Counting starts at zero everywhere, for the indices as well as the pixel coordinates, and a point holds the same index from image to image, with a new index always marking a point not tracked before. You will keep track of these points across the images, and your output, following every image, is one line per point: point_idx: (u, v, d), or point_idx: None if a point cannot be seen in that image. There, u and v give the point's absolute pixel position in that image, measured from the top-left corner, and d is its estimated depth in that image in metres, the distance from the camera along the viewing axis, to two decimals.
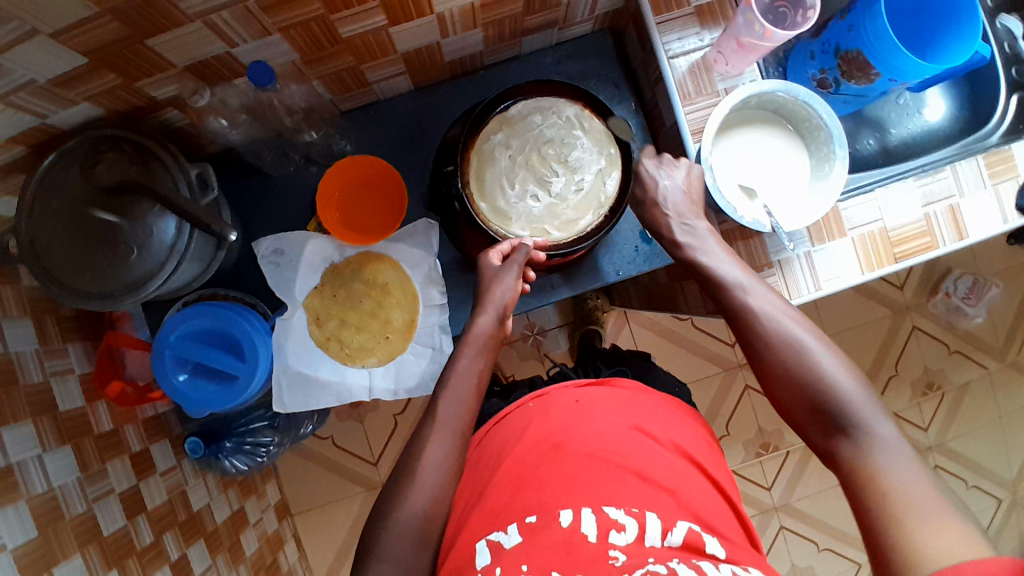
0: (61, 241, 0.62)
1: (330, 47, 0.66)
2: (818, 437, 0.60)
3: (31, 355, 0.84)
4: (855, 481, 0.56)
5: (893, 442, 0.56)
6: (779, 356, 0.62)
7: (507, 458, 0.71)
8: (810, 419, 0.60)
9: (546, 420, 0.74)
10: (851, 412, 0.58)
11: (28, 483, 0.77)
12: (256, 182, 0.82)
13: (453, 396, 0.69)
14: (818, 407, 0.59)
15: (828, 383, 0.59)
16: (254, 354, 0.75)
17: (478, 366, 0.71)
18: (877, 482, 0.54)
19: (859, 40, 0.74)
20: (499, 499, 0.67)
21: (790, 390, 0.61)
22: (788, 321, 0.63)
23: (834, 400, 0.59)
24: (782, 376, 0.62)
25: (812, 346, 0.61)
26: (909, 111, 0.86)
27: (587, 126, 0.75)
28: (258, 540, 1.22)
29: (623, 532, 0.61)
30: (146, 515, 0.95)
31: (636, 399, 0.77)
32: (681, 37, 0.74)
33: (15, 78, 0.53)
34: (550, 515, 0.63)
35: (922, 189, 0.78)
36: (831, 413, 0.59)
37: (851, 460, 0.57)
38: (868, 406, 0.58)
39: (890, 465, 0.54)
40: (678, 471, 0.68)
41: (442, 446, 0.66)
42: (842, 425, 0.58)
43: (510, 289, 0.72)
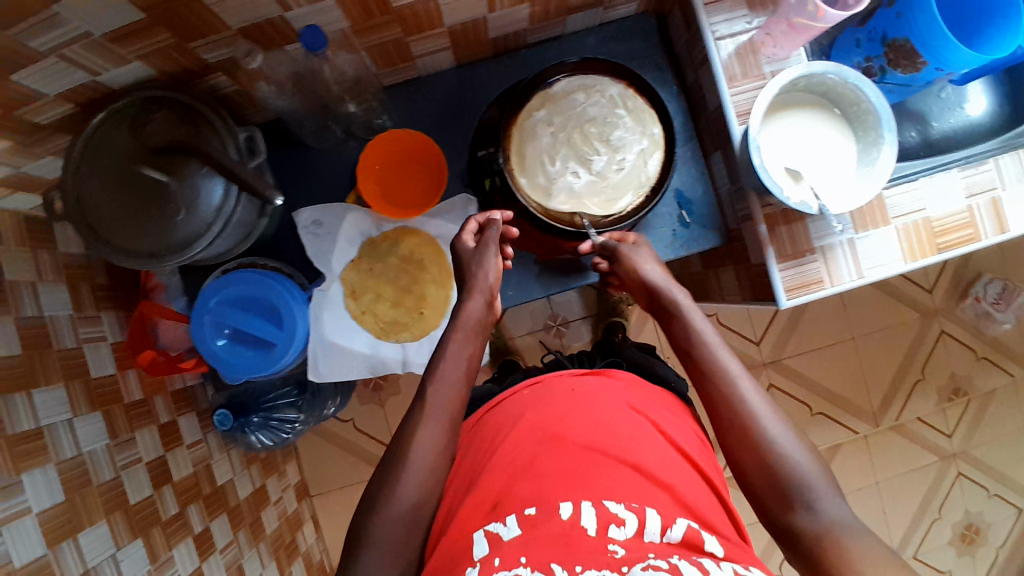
0: (111, 199, 0.63)
1: (381, 16, 0.66)
2: (775, 508, 0.60)
3: (64, 320, 0.85)
4: (822, 554, 0.56)
5: (846, 522, 0.57)
6: (743, 427, 0.63)
7: (504, 441, 0.71)
8: (769, 493, 0.61)
9: (541, 408, 0.74)
10: (807, 487, 0.59)
11: (58, 447, 0.78)
12: (296, 154, 0.82)
13: (441, 384, 0.70)
14: (776, 480, 0.60)
15: (789, 460, 0.61)
16: (292, 321, 0.76)
17: (467, 351, 0.73)
18: (844, 554, 0.54)
19: (908, 27, 0.73)
20: (497, 486, 0.65)
21: (750, 459, 0.62)
22: (748, 388, 0.65)
23: (790, 475, 0.60)
24: (743, 444, 0.63)
25: (771, 420, 0.63)
26: (951, 105, 0.84)
27: (630, 105, 0.75)
28: (278, 518, 1.23)
29: (622, 526, 0.60)
30: (171, 486, 0.96)
31: (631, 390, 0.76)
32: (728, 18, 0.73)
33: (71, 30, 0.53)
34: (550, 507, 0.61)
35: (965, 180, 0.77)
36: (790, 487, 0.60)
37: (812, 534, 0.57)
38: (824, 486, 0.59)
39: (854, 544, 0.55)
40: (676, 468, 0.67)
41: (431, 429, 0.67)
42: (801, 499, 0.59)
43: (492, 271, 0.75)
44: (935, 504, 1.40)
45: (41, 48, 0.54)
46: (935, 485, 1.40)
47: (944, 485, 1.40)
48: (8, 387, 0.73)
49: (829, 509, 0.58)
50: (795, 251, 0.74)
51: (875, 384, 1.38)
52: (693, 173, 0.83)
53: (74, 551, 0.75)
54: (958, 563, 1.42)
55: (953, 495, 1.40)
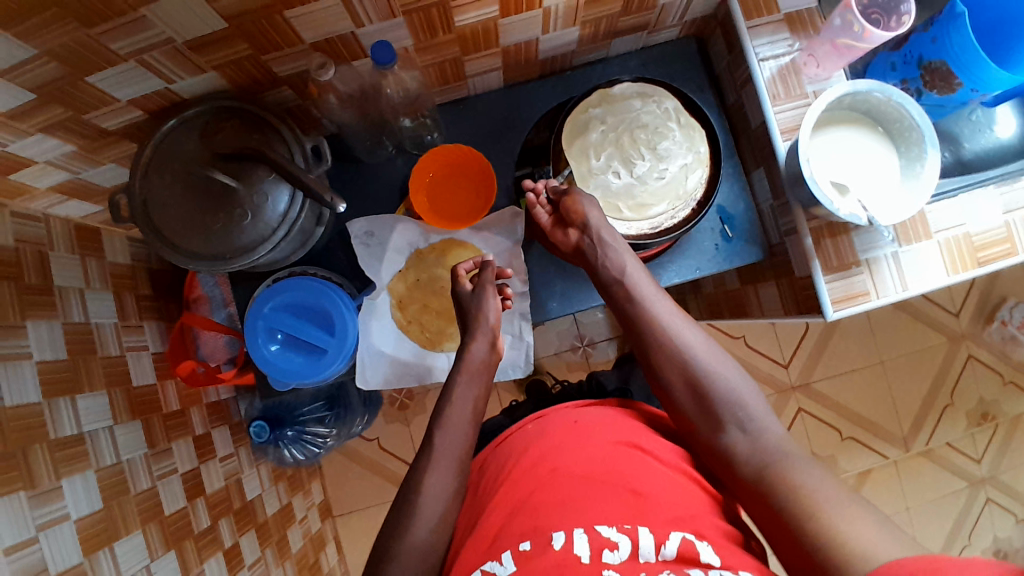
0: (177, 202, 0.65)
1: (443, 35, 0.68)
2: (710, 433, 0.69)
3: (109, 328, 0.86)
4: (765, 477, 0.63)
5: (776, 441, 0.66)
6: (678, 361, 0.71)
7: (509, 475, 0.69)
8: (702, 417, 0.69)
9: (544, 441, 0.71)
10: (736, 412, 0.68)
11: (97, 454, 0.77)
12: (348, 167, 0.84)
13: (450, 427, 0.72)
14: (707, 398, 0.69)
15: (720, 383, 0.69)
16: (344, 328, 0.77)
17: (472, 392, 0.75)
18: (787, 477, 0.61)
19: (943, 50, 0.76)
20: (498, 520, 0.65)
21: (683, 386, 0.71)
22: (678, 322, 0.73)
23: (720, 399, 0.69)
24: (678, 374, 0.71)
25: (703, 351, 0.71)
26: (980, 127, 0.83)
27: (682, 121, 0.77)
28: (303, 538, 1.18)
29: (615, 550, 0.58)
30: (204, 499, 0.93)
31: (629, 421, 0.74)
32: (771, 41, 0.76)
33: (154, 35, 0.56)
34: (544, 539, 0.60)
35: (1003, 197, 0.78)
36: (723, 411, 0.68)
37: (748, 453, 0.65)
38: (752, 409, 0.68)
39: (793, 465, 0.63)
40: (680, 490, 0.65)
41: (441, 476, 0.68)
42: (734, 422, 0.67)
43: (493, 311, 0.78)
44: (964, 532, 1.38)
45: (121, 51, 0.57)
46: (965, 511, 1.38)
47: (973, 511, 1.38)
48: (52, 390, 0.73)
49: (762, 433, 0.66)
50: (841, 263, 0.76)
51: (905, 407, 1.38)
52: (736, 189, 0.85)
53: (110, 560, 0.73)
54: None
55: (982, 522, 1.39)
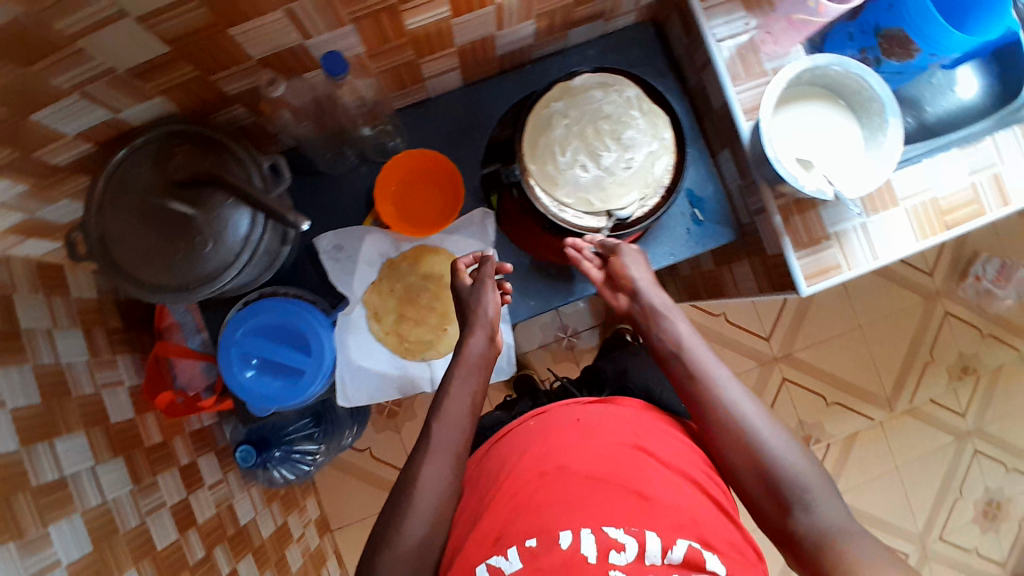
0: (134, 235, 0.63)
1: (395, 39, 0.66)
2: (770, 510, 0.64)
3: (81, 366, 0.84)
4: (820, 554, 0.59)
5: (838, 520, 0.61)
6: (733, 433, 0.66)
7: (509, 472, 0.68)
8: (762, 493, 0.64)
9: (547, 440, 0.70)
10: (800, 489, 0.63)
11: (82, 495, 0.75)
12: (311, 181, 0.83)
13: (448, 421, 0.69)
14: (766, 472, 0.64)
15: (781, 458, 0.64)
16: (319, 347, 0.76)
17: (469, 389, 0.71)
18: (844, 556, 0.58)
19: (899, 18, 0.76)
20: (500, 518, 0.63)
21: (743, 461, 0.66)
22: (732, 387, 0.68)
23: (782, 476, 0.63)
24: (736, 448, 0.66)
25: (761, 423, 0.66)
26: (943, 88, 0.82)
27: (644, 108, 0.76)
28: (303, 556, 1.16)
29: (623, 552, 0.59)
30: (196, 530, 0.91)
31: (639, 418, 0.73)
32: (727, 21, 0.75)
33: (94, 66, 0.53)
34: (550, 537, 0.60)
35: (967, 158, 0.80)
36: (785, 488, 0.63)
37: (809, 533, 0.61)
38: (815, 483, 0.63)
39: (850, 544, 0.58)
40: (680, 490, 0.65)
41: (437, 469, 0.66)
42: (795, 501, 0.62)
43: (491, 305, 0.74)
44: (955, 484, 1.41)
45: (63, 84, 0.54)
46: (954, 465, 1.41)
47: (961, 463, 1.41)
48: (29, 437, 0.70)
49: (825, 509, 0.62)
50: (811, 238, 0.76)
51: (887, 366, 1.40)
52: (703, 171, 0.85)
53: None
54: (983, 541, 1.42)
55: (972, 473, 1.41)
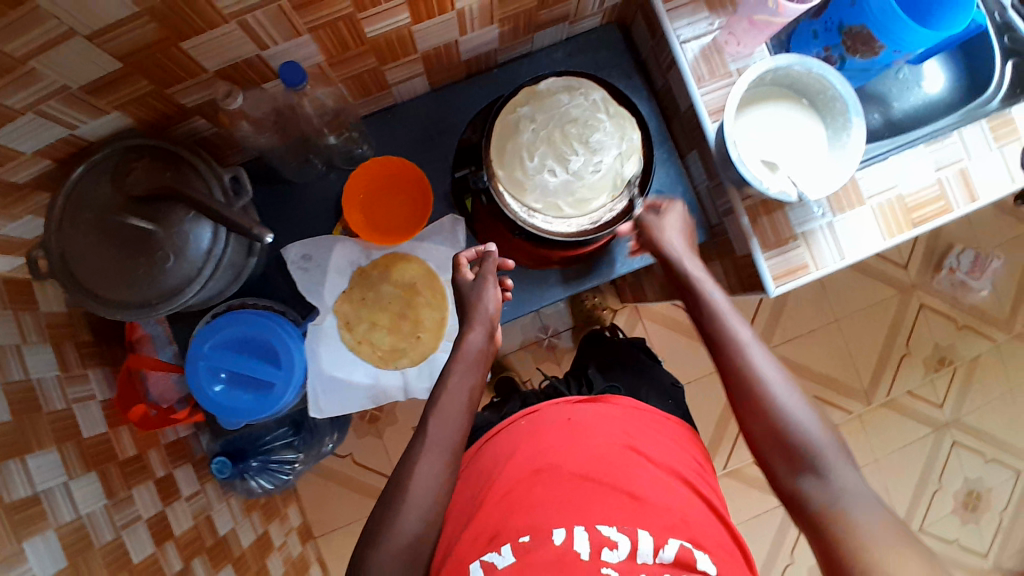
0: (95, 253, 0.62)
1: (355, 47, 0.65)
2: (783, 474, 0.62)
3: (52, 381, 0.80)
4: (826, 521, 0.57)
5: (854, 489, 0.58)
6: (750, 391, 0.65)
7: (500, 473, 0.68)
8: (778, 457, 0.62)
9: (538, 440, 0.70)
10: (817, 454, 0.60)
11: (55, 511, 0.72)
12: (278, 190, 0.82)
13: (443, 417, 0.65)
14: (779, 431, 0.62)
15: (799, 421, 0.62)
16: (290, 359, 0.76)
17: (468, 384, 0.67)
18: (850, 525, 0.56)
19: (863, 14, 0.76)
20: (493, 517, 0.63)
21: (761, 426, 0.64)
22: (756, 352, 0.66)
23: (799, 440, 0.61)
24: (752, 409, 0.64)
25: (782, 388, 0.64)
26: (909, 84, 0.83)
27: (611, 111, 0.76)
28: (284, 564, 1.15)
29: (615, 549, 0.59)
30: (174, 543, 0.90)
31: (630, 417, 0.73)
32: (691, 22, 0.75)
33: (46, 85, 0.52)
34: (544, 533, 0.60)
35: (933, 155, 0.79)
36: (803, 452, 0.61)
37: (818, 500, 0.59)
38: (834, 451, 0.61)
39: (859, 513, 0.56)
40: (672, 490, 0.66)
41: (432, 466, 0.62)
42: (810, 465, 0.60)
43: (492, 301, 0.71)
44: (934, 475, 1.43)
45: (16, 104, 0.53)
46: (932, 455, 1.42)
47: (940, 454, 1.43)
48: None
49: (841, 479, 0.59)
50: (778, 240, 0.76)
51: (863, 359, 1.41)
52: (671, 170, 0.85)
53: None
54: (963, 531, 1.44)
55: (950, 464, 1.43)
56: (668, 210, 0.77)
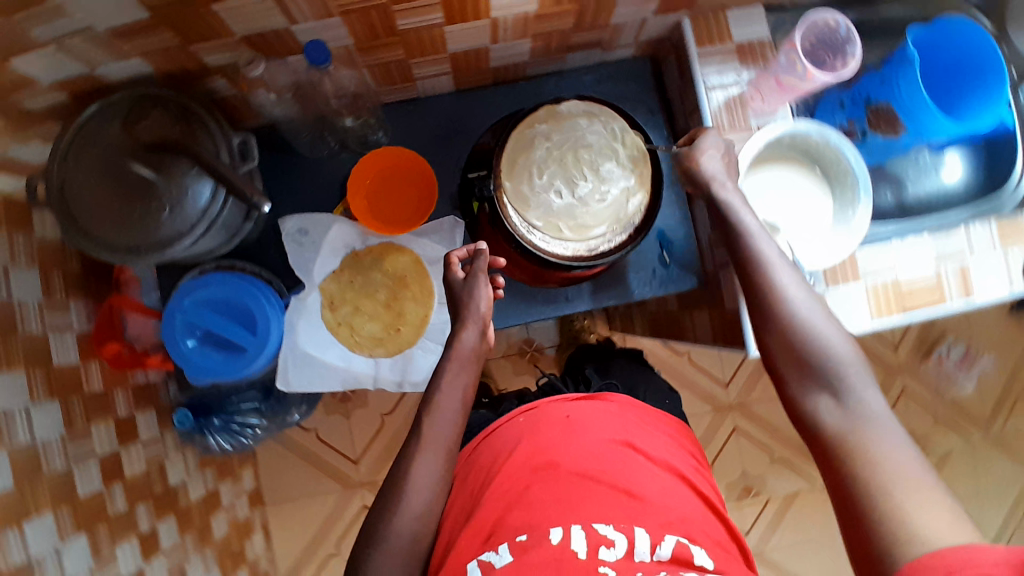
0: (93, 192, 0.63)
1: (386, 37, 0.66)
2: (797, 392, 0.59)
3: (33, 307, 0.74)
4: (840, 447, 0.54)
5: (876, 413, 0.55)
6: (775, 313, 0.60)
7: (499, 471, 0.67)
8: (793, 373, 0.59)
9: (534, 437, 0.69)
10: (839, 375, 0.57)
11: (8, 434, 0.67)
12: (288, 161, 0.82)
13: (439, 413, 0.65)
14: (803, 353, 0.58)
15: (826, 340, 0.58)
16: (265, 328, 0.76)
17: (463, 382, 0.66)
18: (866, 450, 0.52)
19: (892, 93, 0.79)
20: (491, 513, 0.62)
21: (780, 343, 0.60)
22: (782, 270, 0.62)
23: (821, 359, 0.57)
24: (777, 328, 0.60)
25: (808, 308, 0.60)
26: (927, 169, 0.82)
27: (627, 143, 0.76)
28: (227, 525, 1.14)
29: (612, 548, 0.57)
30: (123, 482, 0.84)
31: (625, 416, 0.73)
32: (719, 71, 0.76)
33: (74, 22, 0.53)
34: (541, 532, 0.59)
35: (936, 245, 0.78)
36: (824, 371, 0.57)
37: (834, 423, 0.55)
38: (857, 374, 0.57)
39: (876, 439, 0.53)
40: (667, 489, 0.65)
41: (431, 461, 0.62)
42: (830, 386, 0.57)
43: (483, 300, 0.70)
44: None
45: (42, 36, 0.54)
46: None
47: None
48: None
49: (861, 399, 0.56)
50: None
51: None
52: (677, 215, 0.87)
53: (18, 543, 0.65)
54: None
55: None
56: (704, 132, 0.70)
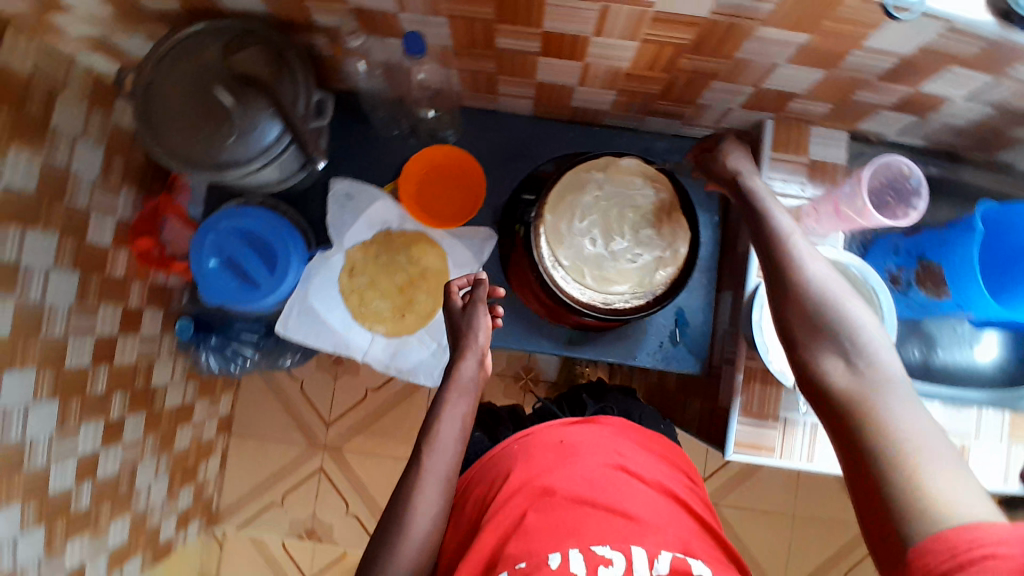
0: (177, 100, 0.67)
1: (482, 48, 0.69)
2: (806, 358, 0.54)
3: (87, 180, 0.79)
4: (845, 414, 0.50)
5: (897, 378, 0.50)
6: (793, 283, 0.57)
7: (494, 500, 0.66)
8: (805, 341, 0.54)
9: (528, 463, 0.69)
10: (856, 341, 0.52)
11: (25, 288, 0.71)
12: (359, 128, 0.86)
13: (440, 447, 0.65)
14: (817, 317, 0.54)
15: (844, 309, 0.54)
16: (283, 272, 0.79)
17: (462, 411, 0.67)
18: (876, 417, 0.48)
19: (945, 256, 0.76)
20: (487, 546, 0.61)
21: (795, 310, 0.56)
22: (804, 248, 0.59)
23: (840, 328, 0.53)
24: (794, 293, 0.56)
25: (826, 277, 0.56)
26: (962, 341, 0.81)
27: (672, 215, 0.77)
28: (190, 440, 1.17)
29: (611, 566, 0.57)
30: (109, 366, 0.87)
31: (619, 437, 0.73)
32: (785, 179, 0.79)
33: None
34: (539, 559, 0.58)
35: (944, 417, 0.76)
36: (837, 339, 0.53)
37: (843, 388, 0.51)
38: (878, 340, 0.52)
39: (885, 401, 0.48)
40: (659, 508, 0.65)
41: (434, 493, 0.63)
42: (844, 352, 0.52)
43: (483, 331, 0.70)
44: None
45: None
46: None
47: None
48: (6, 215, 0.67)
49: (878, 361, 0.51)
50: (760, 412, 0.76)
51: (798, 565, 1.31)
52: (702, 300, 0.87)
53: None
54: None
55: None
56: (731, 144, 0.74)
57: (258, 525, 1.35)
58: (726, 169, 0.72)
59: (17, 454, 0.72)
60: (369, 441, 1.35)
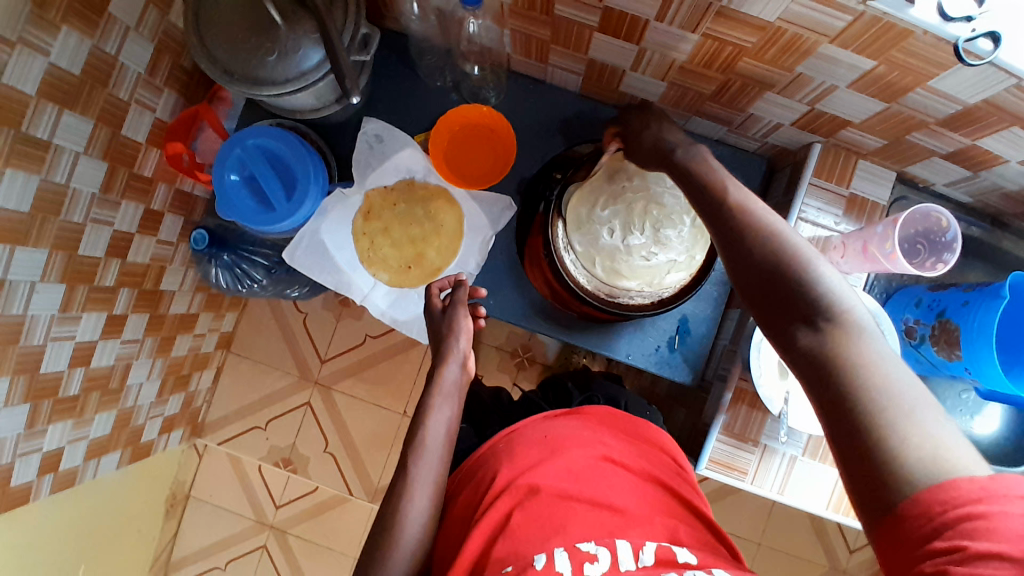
0: (226, 8, 0.67)
1: (540, 14, 0.67)
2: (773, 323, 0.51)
3: (132, 75, 0.79)
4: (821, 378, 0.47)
5: (869, 332, 0.48)
6: (755, 243, 0.52)
7: (479, 501, 0.65)
8: (770, 306, 0.51)
9: (511, 457, 0.67)
10: (823, 300, 0.49)
11: (53, 167, 0.71)
12: (403, 72, 0.85)
13: (425, 451, 0.65)
14: (781, 279, 0.50)
15: (806, 265, 0.50)
16: (299, 201, 0.79)
17: (446, 415, 0.68)
18: (853, 380, 0.46)
19: (965, 318, 0.72)
20: (473, 548, 0.60)
21: (756, 275, 0.51)
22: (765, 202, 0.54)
23: (804, 288, 0.49)
24: (754, 253, 0.52)
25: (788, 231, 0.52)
26: (963, 409, 0.79)
27: (697, 221, 0.74)
28: (188, 349, 1.19)
29: (597, 562, 0.56)
30: (121, 262, 0.89)
31: (603, 432, 0.72)
32: (821, 208, 0.77)
33: None
34: (524, 561, 0.57)
35: None
36: (802, 301, 0.49)
37: (815, 351, 0.48)
38: (841, 294, 0.49)
39: (860, 357, 0.46)
40: (641, 498, 0.65)
41: (422, 499, 0.63)
42: (809, 314, 0.49)
43: (465, 333, 0.72)
44: None
45: None
46: None
47: None
48: (47, 92, 0.67)
49: (849, 316, 0.48)
50: (740, 433, 0.76)
51: None
52: (710, 312, 0.86)
53: (6, 259, 0.69)
54: None
55: None
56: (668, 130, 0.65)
57: (238, 445, 1.37)
58: (648, 144, 0.65)
59: (17, 327, 0.74)
60: (358, 386, 1.36)
